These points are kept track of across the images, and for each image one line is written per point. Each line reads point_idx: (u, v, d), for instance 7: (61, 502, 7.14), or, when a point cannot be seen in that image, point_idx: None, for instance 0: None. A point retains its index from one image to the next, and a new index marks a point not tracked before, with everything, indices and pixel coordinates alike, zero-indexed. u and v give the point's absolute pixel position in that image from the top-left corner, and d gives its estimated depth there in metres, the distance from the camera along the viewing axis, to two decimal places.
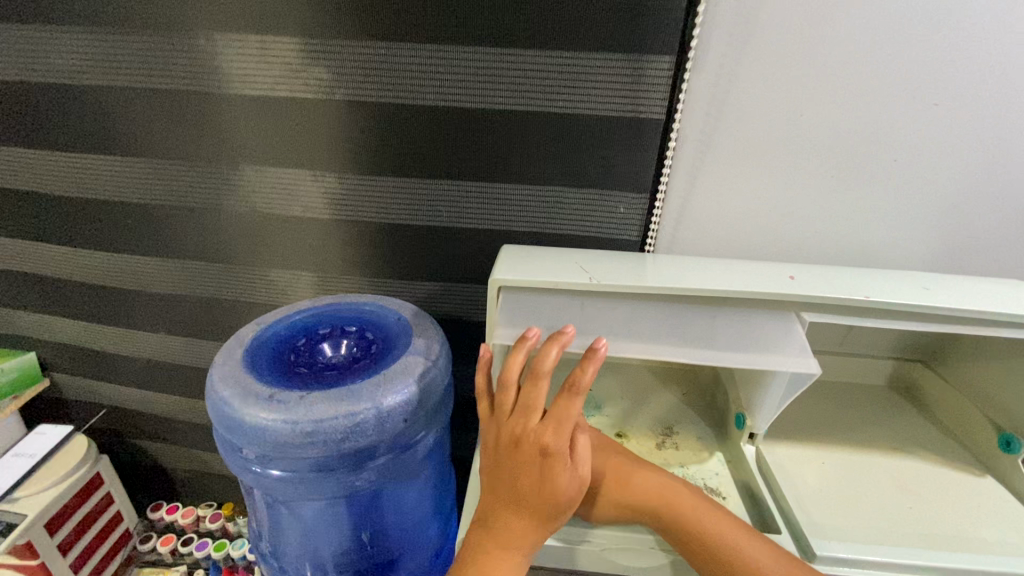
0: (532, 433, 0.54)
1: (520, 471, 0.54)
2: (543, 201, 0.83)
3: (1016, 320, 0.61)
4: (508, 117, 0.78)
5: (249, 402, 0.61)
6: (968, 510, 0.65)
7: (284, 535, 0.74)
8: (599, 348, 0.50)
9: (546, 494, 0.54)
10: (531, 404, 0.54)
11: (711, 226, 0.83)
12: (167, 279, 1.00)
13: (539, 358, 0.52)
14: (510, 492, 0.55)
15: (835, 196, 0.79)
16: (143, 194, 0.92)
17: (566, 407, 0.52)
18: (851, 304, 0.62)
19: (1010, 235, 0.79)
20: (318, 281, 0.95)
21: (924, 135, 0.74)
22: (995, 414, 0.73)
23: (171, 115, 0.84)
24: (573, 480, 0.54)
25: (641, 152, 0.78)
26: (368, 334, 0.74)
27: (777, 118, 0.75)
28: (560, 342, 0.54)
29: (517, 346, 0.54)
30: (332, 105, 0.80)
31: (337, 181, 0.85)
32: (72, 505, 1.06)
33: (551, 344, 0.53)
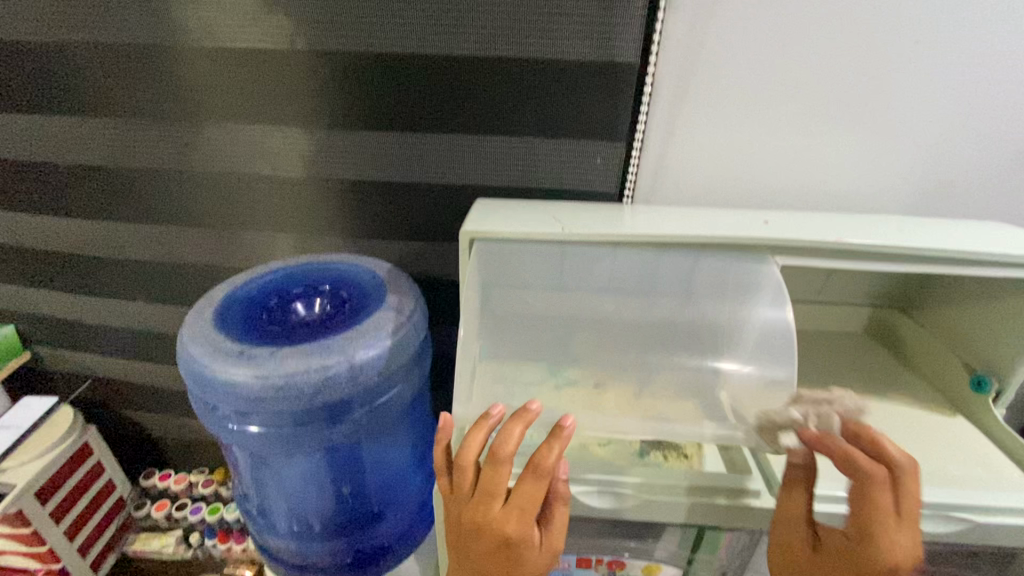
0: (494, 519, 0.52)
1: (487, 556, 0.54)
2: (517, 153, 0.81)
3: (989, 257, 0.60)
4: (476, 64, 0.75)
5: (218, 358, 0.61)
6: (939, 450, 0.67)
7: (267, 491, 0.75)
8: (570, 430, 0.51)
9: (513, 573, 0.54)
10: (491, 491, 0.52)
11: (690, 175, 0.81)
12: (139, 245, 0.98)
13: (502, 441, 0.51)
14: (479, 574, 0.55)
15: (814, 141, 0.78)
16: (105, 156, 0.89)
17: (530, 491, 0.52)
18: (823, 246, 0.62)
19: (990, 177, 0.78)
20: (294, 243, 0.93)
21: (905, 74, 0.72)
22: (967, 355, 0.74)
23: (127, 70, 0.81)
24: (541, 555, 0.55)
25: (616, 98, 0.76)
26: (342, 292, 0.74)
27: (754, 59, 0.72)
28: (524, 420, 0.53)
29: (478, 425, 0.53)
30: (294, 55, 0.77)
31: (305, 138, 0.83)
32: (62, 475, 1.07)
33: (516, 423, 0.52)
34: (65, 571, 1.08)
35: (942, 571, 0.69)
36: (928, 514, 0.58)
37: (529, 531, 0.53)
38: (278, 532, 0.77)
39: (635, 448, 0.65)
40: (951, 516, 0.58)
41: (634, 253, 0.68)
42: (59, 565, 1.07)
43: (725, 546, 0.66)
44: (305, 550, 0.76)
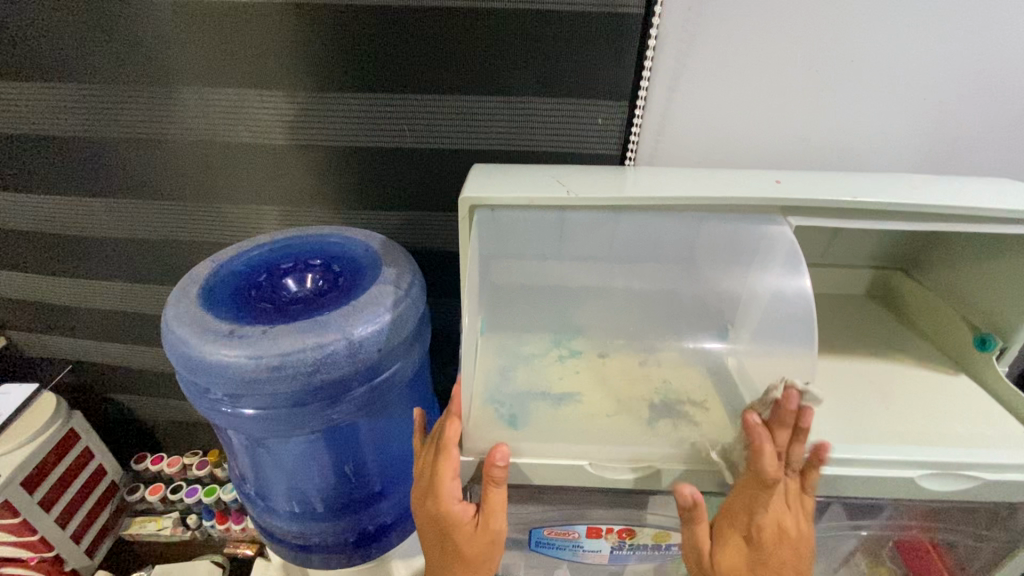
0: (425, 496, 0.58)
1: (427, 531, 0.59)
2: (514, 113, 0.76)
3: (1000, 214, 0.59)
4: (467, 18, 0.70)
5: (208, 338, 0.58)
6: (945, 409, 0.67)
7: (266, 473, 0.73)
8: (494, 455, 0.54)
9: (448, 553, 0.57)
10: (427, 469, 0.58)
11: (694, 135, 0.78)
12: (114, 221, 0.92)
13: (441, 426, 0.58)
14: (433, 553, 0.59)
15: (822, 98, 0.75)
16: (69, 125, 0.83)
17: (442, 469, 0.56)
18: (836, 206, 0.59)
19: (999, 131, 0.76)
20: (280, 215, 0.88)
21: (915, 25, 0.69)
22: (971, 315, 0.73)
23: (86, 28, 0.74)
24: (474, 542, 0.56)
25: (619, 54, 0.72)
26: (334, 266, 0.70)
27: (760, 11, 0.68)
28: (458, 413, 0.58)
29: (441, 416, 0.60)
30: (269, 9, 0.71)
31: (285, 101, 0.77)
32: (50, 463, 1.04)
33: (451, 418, 0.57)
34: (60, 557, 1.07)
35: (942, 526, 0.70)
36: (935, 474, 0.58)
37: (450, 509, 0.56)
38: (279, 514, 0.75)
39: (642, 416, 0.62)
40: (957, 475, 0.58)
41: (640, 214, 0.62)
42: (52, 552, 1.05)
43: None
44: (308, 531, 0.75)
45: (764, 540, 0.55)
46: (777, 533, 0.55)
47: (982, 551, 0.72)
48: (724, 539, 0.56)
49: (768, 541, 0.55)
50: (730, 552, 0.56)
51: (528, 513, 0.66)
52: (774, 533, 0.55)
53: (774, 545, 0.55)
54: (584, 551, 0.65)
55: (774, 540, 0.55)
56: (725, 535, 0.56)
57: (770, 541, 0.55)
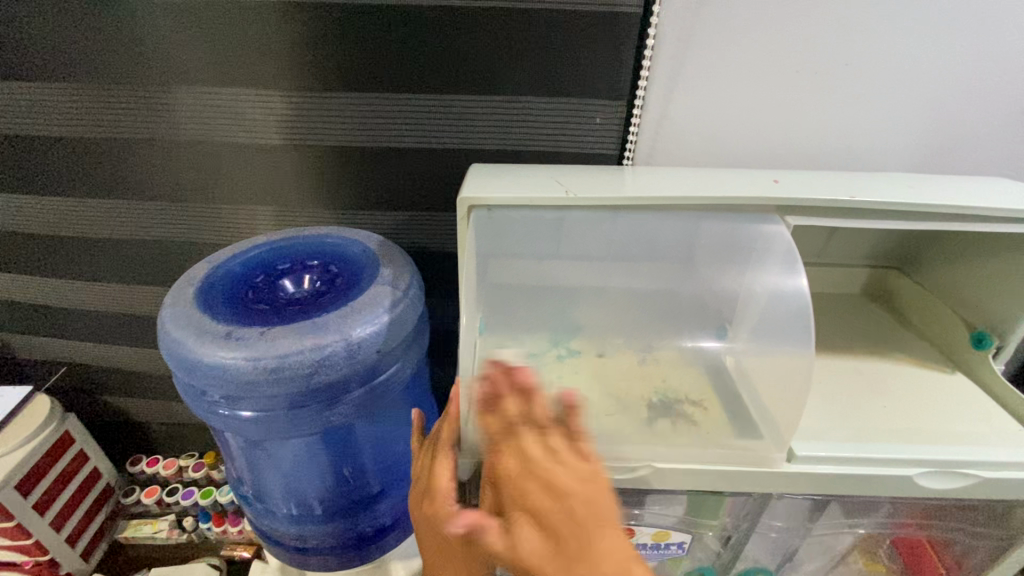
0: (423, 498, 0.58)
1: (426, 534, 0.58)
2: (511, 113, 0.76)
3: (997, 213, 0.59)
4: (464, 17, 0.70)
5: (204, 340, 0.57)
6: (943, 408, 0.67)
7: (264, 476, 0.72)
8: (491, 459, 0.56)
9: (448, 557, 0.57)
10: (426, 471, 0.59)
11: (692, 135, 0.78)
12: (109, 222, 0.91)
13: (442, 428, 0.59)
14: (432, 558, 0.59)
15: (819, 98, 0.75)
16: (62, 125, 0.82)
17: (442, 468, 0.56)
18: (835, 205, 0.59)
19: (995, 130, 0.77)
20: (276, 216, 0.88)
21: (911, 25, 0.69)
22: (967, 313, 0.74)
23: (79, 27, 0.74)
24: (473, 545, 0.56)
25: (617, 54, 0.72)
26: (332, 267, 0.70)
27: (758, 11, 0.69)
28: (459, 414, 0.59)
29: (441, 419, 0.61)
30: (264, 8, 0.70)
31: (282, 100, 0.77)
32: (44, 466, 1.03)
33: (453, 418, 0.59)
34: (55, 561, 1.06)
35: (938, 524, 0.70)
36: (933, 472, 0.58)
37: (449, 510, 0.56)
38: (277, 516, 0.75)
39: (642, 415, 0.62)
40: (955, 472, 0.59)
41: (638, 214, 0.63)
42: (47, 556, 1.04)
43: (730, 509, 0.66)
44: (306, 533, 0.75)
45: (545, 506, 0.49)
46: (550, 495, 0.48)
47: (979, 549, 0.73)
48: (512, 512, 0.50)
49: (547, 506, 0.48)
50: (522, 528, 0.49)
51: None
52: (547, 497, 0.48)
53: (555, 512, 0.48)
54: None
55: (550, 507, 0.48)
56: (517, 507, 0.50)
57: (550, 510, 0.48)
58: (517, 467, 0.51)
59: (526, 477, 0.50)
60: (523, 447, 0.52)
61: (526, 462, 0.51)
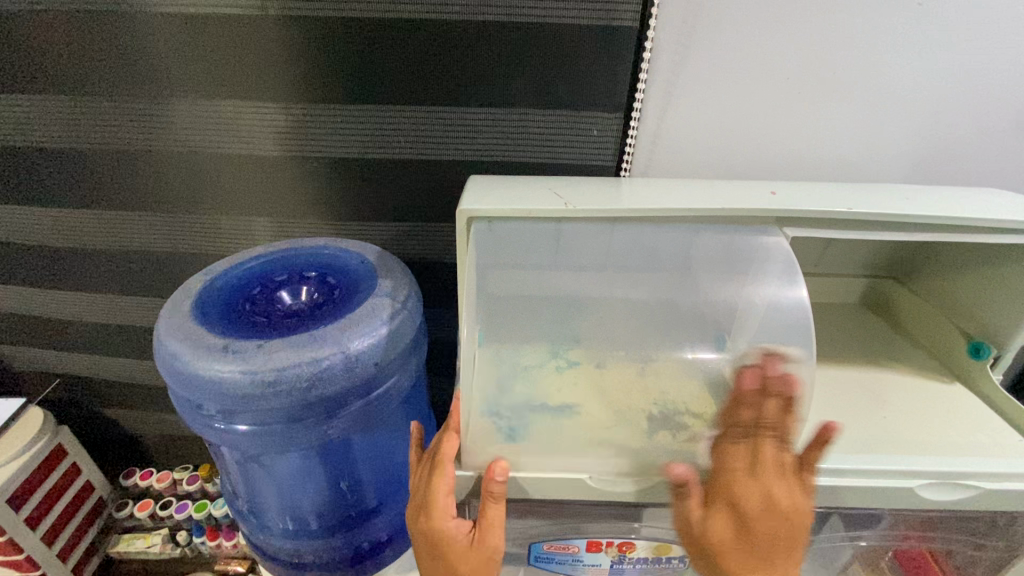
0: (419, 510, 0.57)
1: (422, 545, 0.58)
2: (510, 124, 0.77)
3: (992, 225, 0.60)
4: (464, 31, 0.70)
5: (201, 354, 0.57)
6: (943, 417, 0.67)
7: (260, 489, 0.71)
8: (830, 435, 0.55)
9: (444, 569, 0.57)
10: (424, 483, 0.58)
11: (690, 145, 0.78)
12: (105, 233, 0.91)
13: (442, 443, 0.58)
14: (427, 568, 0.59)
15: (814, 110, 0.76)
16: (60, 136, 0.82)
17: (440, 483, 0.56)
18: (832, 217, 0.60)
19: (989, 141, 0.77)
20: (274, 227, 0.88)
21: (904, 37, 0.70)
22: (965, 323, 0.74)
23: (79, 39, 0.74)
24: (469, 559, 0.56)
25: (615, 67, 0.72)
26: (329, 279, 0.70)
27: (752, 25, 0.69)
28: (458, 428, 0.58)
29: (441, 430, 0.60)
30: (265, 21, 0.71)
31: (281, 112, 0.77)
32: (36, 479, 1.01)
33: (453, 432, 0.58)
34: None
35: (939, 536, 0.70)
36: (933, 483, 0.58)
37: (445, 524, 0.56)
38: (272, 531, 0.74)
39: (642, 428, 0.61)
40: (957, 484, 0.58)
41: (637, 226, 0.64)
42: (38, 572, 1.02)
43: None
44: (302, 548, 0.74)
45: (755, 514, 0.55)
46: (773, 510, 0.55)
47: (980, 560, 0.72)
48: (711, 507, 0.56)
49: (762, 518, 0.55)
50: (718, 519, 0.56)
51: (527, 527, 0.66)
52: (763, 507, 0.55)
53: (766, 518, 0.54)
54: (584, 565, 0.65)
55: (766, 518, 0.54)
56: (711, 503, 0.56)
57: (757, 516, 0.54)
58: (741, 474, 0.55)
59: (749, 488, 0.55)
60: (763, 451, 0.56)
61: (758, 474, 0.55)
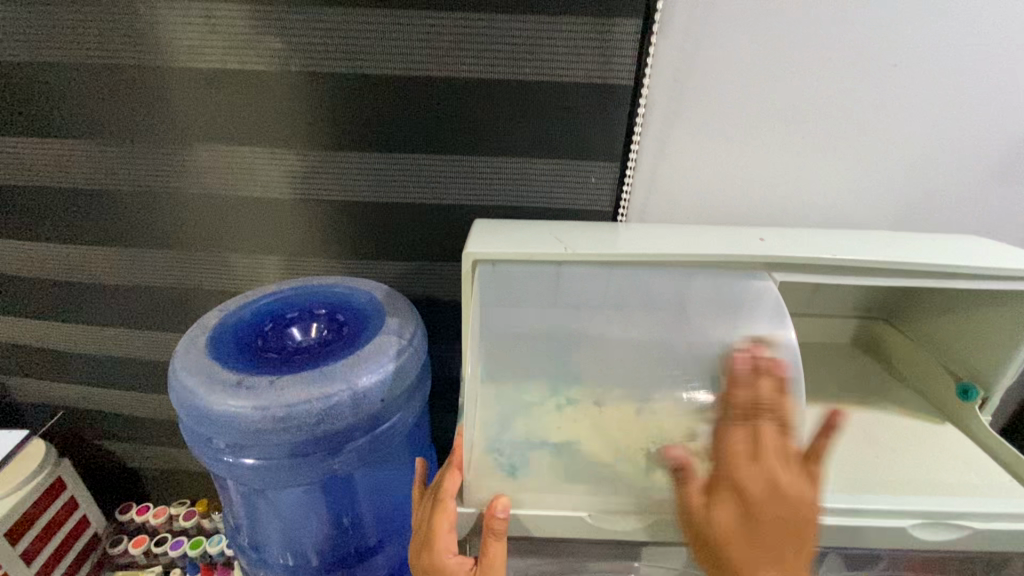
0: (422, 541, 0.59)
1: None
2: (512, 171, 0.81)
3: (973, 272, 0.63)
4: (472, 88, 0.76)
5: (215, 389, 0.59)
6: (935, 457, 0.68)
7: (262, 525, 0.72)
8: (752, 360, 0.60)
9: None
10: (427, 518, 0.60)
11: (683, 193, 0.83)
12: (121, 269, 0.94)
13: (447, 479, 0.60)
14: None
15: (799, 162, 0.80)
16: (85, 177, 0.86)
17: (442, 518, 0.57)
18: (819, 263, 0.63)
19: (966, 191, 0.82)
20: (284, 265, 0.91)
21: (881, 97, 0.75)
22: (953, 365, 0.77)
23: (110, 89, 0.79)
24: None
25: (612, 120, 0.77)
26: (338, 316, 0.73)
27: (739, 84, 0.75)
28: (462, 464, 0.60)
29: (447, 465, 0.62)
30: (287, 78, 0.76)
31: (297, 158, 0.82)
32: (34, 513, 1.01)
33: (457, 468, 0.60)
34: None
35: None
36: (926, 523, 0.60)
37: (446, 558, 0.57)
38: (272, 567, 0.74)
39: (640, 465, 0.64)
40: (948, 524, 0.60)
41: (636, 271, 0.66)
42: None
43: None
44: None
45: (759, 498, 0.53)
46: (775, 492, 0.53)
47: None
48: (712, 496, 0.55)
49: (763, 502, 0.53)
50: (719, 509, 0.54)
51: (528, 565, 0.66)
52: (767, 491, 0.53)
53: (769, 503, 0.53)
54: None
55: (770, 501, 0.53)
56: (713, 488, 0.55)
57: (762, 500, 0.53)
58: (739, 458, 0.55)
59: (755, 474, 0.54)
60: (761, 430, 0.56)
61: (761, 457, 0.54)
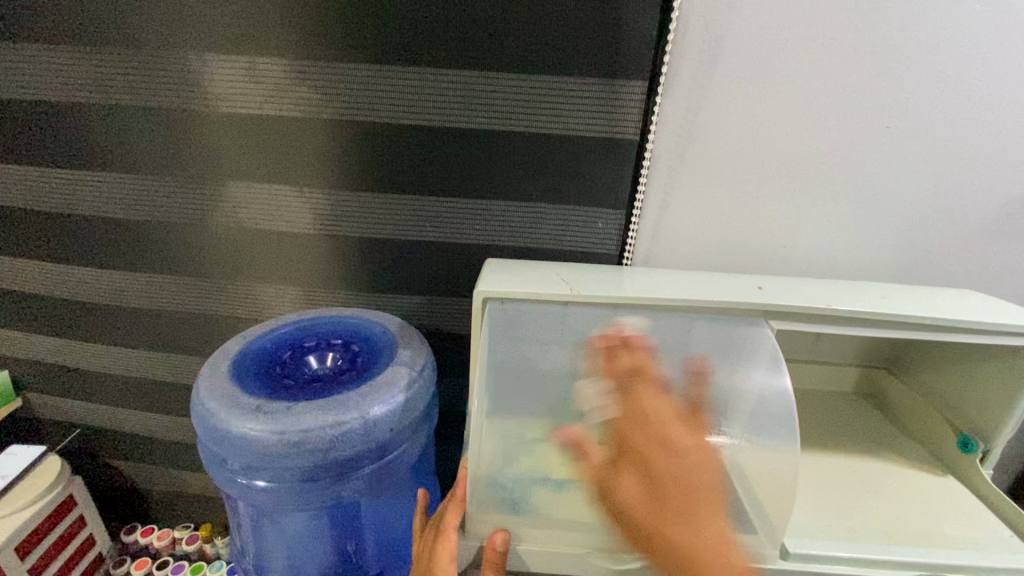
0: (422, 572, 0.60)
1: None
2: (523, 215, 0.86)
3: (967, 326, 0.65)
4: (488, 138, 0.82)
5: (235, 412, 0.62)
6: (935, 508, 0.69)
7: (268, 549, 0.74)
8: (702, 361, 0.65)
9: None
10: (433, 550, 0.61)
11: (686, 241, 0.87)
12: (150, 294, 1.00)
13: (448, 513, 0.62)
14: None
15: (798, 214, 0.84)
16: (126, 206, 0.92)
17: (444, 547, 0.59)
18: (815, 312, 0.66)
19: (960, 247, 0.85)
20: (303, 295, 0.96)
21: (874, 157, 0.80)
22: (953, 416, 0.77)
23: (156, 130, 0.86)
24: None
25: (619, 171, 0.82)
26: (353, 346, 0.76)
27: (739, 141, 0.80)
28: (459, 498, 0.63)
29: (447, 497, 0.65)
30: (319, 124, 0.83)
31: (323, 197, 0.87)
32: (44, 529, 1.03)
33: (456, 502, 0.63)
34: None
35: None
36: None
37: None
38: None
39: None
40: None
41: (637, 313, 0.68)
42: None
43: None
44: None
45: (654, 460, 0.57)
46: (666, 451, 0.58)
47: None
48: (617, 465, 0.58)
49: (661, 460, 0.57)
50: (626, 479, 0.57)
51: None
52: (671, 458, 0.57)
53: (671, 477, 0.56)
54: None
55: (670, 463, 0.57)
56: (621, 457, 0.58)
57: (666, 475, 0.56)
58: (632, 426, 0.59)
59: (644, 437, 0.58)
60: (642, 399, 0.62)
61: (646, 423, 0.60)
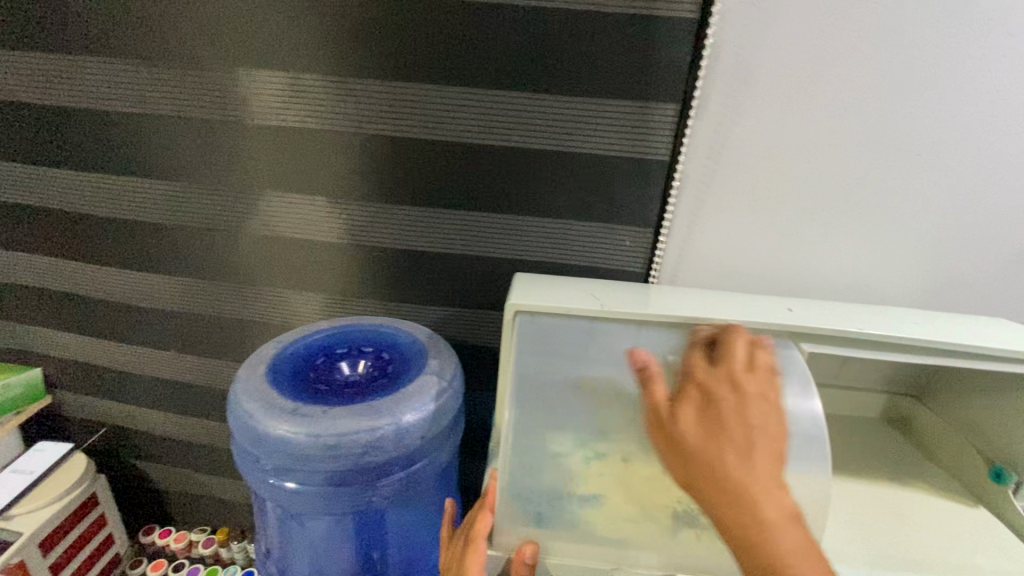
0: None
1: None
2: (553, 231, 0.88)
3: (998, 354, 0.65)
4: (520, 156, 0.84)
5: (272, 414, 0.64)
6: (965, 540, 0.69)
7: (294, 552, 0.75)
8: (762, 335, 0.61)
9: None
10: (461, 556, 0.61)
11: (712, 262, 0.88)
12: (183, 298, 1.03)
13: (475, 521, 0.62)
14: None
15: (824, 238, 0.85)
16: (166, 212, 0.96)
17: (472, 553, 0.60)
18: (846, 335, 0.66)
19: (988, 275, 0.85)
20: (333, 303, 0.98)
21: (901, 184, 0.80)
22: (984, 446, 0.76)
23: (200, 140, 0.89)
24: None
25: (648, 191, 0.84)
26: (384, 354, 0.77)
27: (767, 164, 0.81)
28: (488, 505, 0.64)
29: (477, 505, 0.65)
30: (357, 139, 0.86)
31: (357, 208, 0.90)
32: (68, 525, 1.05)
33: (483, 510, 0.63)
34: None
35: None
36: None
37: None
38: None
39: (666, 525, 0.65)
40: None
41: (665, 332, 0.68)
42: None
43: None
44: None
45: (720, 391, 0.54)
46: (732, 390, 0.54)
47: None
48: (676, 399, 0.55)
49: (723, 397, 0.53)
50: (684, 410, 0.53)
51: None
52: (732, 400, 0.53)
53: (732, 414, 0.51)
54: None
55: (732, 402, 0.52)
56: (680, 393, 0.55)
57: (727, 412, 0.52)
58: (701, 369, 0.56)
59: (707, 379, 0.55)
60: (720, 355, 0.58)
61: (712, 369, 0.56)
